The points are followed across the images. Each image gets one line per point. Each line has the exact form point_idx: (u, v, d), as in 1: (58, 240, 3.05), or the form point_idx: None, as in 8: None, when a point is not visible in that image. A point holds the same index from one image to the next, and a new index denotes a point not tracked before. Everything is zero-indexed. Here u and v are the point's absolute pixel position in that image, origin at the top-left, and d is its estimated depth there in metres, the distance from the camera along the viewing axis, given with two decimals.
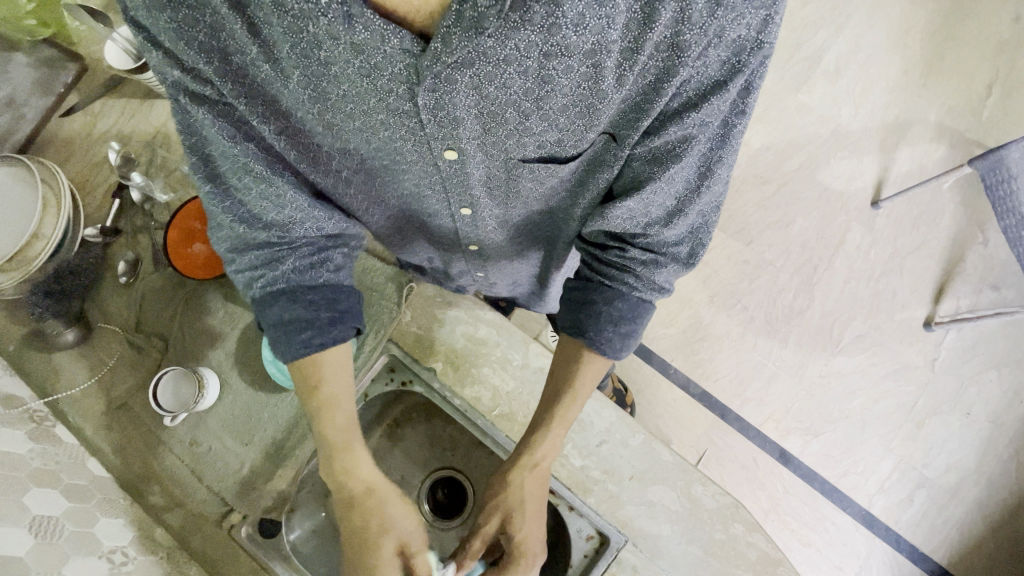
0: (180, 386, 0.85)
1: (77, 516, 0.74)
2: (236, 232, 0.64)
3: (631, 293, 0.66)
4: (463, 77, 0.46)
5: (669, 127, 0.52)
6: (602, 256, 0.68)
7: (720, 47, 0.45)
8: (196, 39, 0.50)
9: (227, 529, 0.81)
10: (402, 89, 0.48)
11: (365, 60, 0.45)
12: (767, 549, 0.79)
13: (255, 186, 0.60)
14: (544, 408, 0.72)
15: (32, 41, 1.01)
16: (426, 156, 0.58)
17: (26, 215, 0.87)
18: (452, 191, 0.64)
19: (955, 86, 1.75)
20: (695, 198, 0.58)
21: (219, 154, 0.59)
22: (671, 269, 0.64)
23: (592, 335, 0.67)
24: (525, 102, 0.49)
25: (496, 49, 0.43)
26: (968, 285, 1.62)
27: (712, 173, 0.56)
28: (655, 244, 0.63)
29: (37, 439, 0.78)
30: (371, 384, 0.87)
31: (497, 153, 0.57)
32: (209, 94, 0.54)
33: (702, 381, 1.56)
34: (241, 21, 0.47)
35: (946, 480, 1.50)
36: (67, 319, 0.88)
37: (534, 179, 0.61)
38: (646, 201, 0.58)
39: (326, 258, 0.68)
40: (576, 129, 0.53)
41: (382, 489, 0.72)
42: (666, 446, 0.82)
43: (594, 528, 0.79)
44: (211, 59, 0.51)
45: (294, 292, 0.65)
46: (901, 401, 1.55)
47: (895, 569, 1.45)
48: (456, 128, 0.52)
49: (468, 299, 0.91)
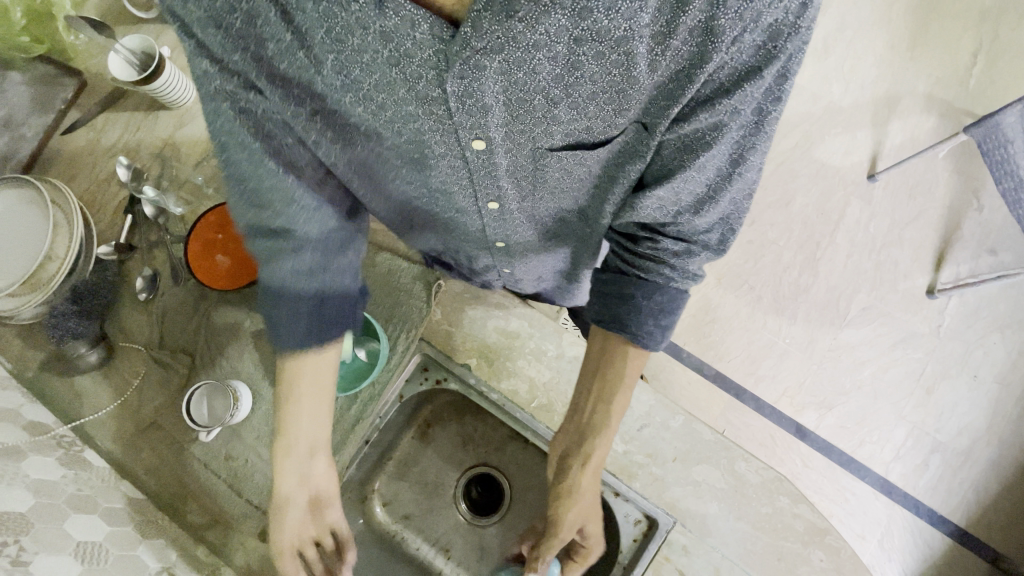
0: (213, 401, 0.83)
1: (119, 539, 0.72)
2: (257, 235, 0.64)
3: (670, 284, 0.66)
4: (492, 65, 0.43)
5: (699, 113, 0.49)
6: (631, 248, 0.67)
7: (756, 32, 0.42)
8: (234, 25, 0.48)
9: (271, 543, 0.80)
10: (430, 75, 0.46)
11: (393, 47, 0.44)
12: (813, 519, 0.80)
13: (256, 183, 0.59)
14: (594, 408, 0.71)
15: (28, 59, 0.99)
16: (453, 148, 0.56)
17: (39, 238, 0.85)
18: (479, 185, 0.61)
19: (941, 57, 1.78)
20: (726, 186, 0.57)
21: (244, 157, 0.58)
22: (705, 256, 0.64)
23: (634, 330, 0.67)
24: (554, 89, 0.47)
25: (526, 35, 0.40)
26: (966, 251, 1.66)
27: (745, 159, 0.54)
28: (687, 231, 0.62)
29: (68, 465, 0.76)
30: (405, 384, 0.88)
31: (524, 142, 0.54)
32: (239, 83, 0.53)
33: (715, 362, 1.57)
34: (275, 10, 0.45)
35: (959, 443, 1.54)
36: (87, 339, 0.86)
37: (563, 168, 0.59)
38: (677, 188, 0.56)
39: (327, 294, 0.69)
40: (607, 114, 0.51)
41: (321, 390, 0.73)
42: (707, 426, 0.83)
43: (642, 511, 0.79)
44: (245, 46, 0.49)
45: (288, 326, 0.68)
46: (910, 369, 1.58)
47: (916, 533, 1.48)
48: (484, 116, 0.49)
49: (496, 293, 0.92)
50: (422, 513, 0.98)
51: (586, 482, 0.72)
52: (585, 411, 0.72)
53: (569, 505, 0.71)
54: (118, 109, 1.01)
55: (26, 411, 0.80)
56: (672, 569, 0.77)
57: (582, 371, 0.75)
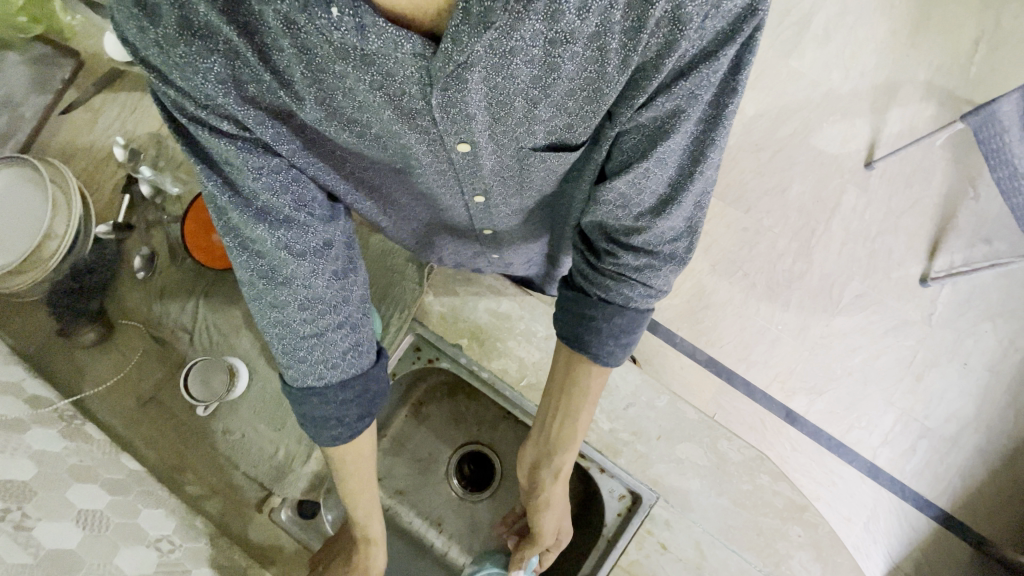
0: (209, 376, 0.87)
1: (120, 507, 0.73)
2: (271, 296, 0.60)
3: (630, 305, 0.65)
4: (473, 75, 0.45)
5: (656, 98, 0.48)
6: (597, 263, 0.66)
7: (717, 18, 0.42)
8: (212, 71, 0.46)
9: (267, 513, 0.84)
10: (415, 91, 0.48)
11: (375, 71, 0.46)
12: (793, 496, 0.82)
13: (270, 237, 0.56)
14: (560, 425, 0.75)
15: (25, 38, 1.00)
16: (439, 151, 0.58)
17: (39, 215, 0.87)
18: (464, 181, 0.64)
19: (941, 45, 1.77)
20: (687, 184, 0.55)
21: (246, 204, 0.55)
22: (668, 270, 0.62)
23: (595, 350, 0.67)
24: (533, 90, 0.49)
25: (503, 41, 0.42)
26: (961, 240, 1.66)
27: (705, 157, 0.53)
28: (653, 241, 0.60)
29: (70, 437, 0.77)
30: (398, 363, 0.90)
31: (507, 144, 0.57)
32: (229, 129, 0.50)
33: (708, 348, 1.59)
34: (251, 47, 0.45)
35: (947, 429, 1.56)
36: (88, 318, 0.89)
37: (547, 167, 0.61)
38: (638, 181, 0.54)
39: (358, 338, 0.65)
40: (586, 114, 0.52)
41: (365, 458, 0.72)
42: (691, 405, 0.85)
43: (626, 487, 0.82)
44: (228, 88, 0.48)
45: (326, 392, 0.64)
46: (901, 356, 1.60)
47: (901, 516, 1.51)
48: (469, 122, 0.51)
49: (489, 276, 0.94)
50: (415, 488, 1.01)
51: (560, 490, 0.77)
52: (551, 427, 0.76)
53: (548, 516, 0.78)
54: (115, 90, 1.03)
55: (28, 384, 0.80)
56: (654, 542, 0.80)
57: (547, 383, 0.77)
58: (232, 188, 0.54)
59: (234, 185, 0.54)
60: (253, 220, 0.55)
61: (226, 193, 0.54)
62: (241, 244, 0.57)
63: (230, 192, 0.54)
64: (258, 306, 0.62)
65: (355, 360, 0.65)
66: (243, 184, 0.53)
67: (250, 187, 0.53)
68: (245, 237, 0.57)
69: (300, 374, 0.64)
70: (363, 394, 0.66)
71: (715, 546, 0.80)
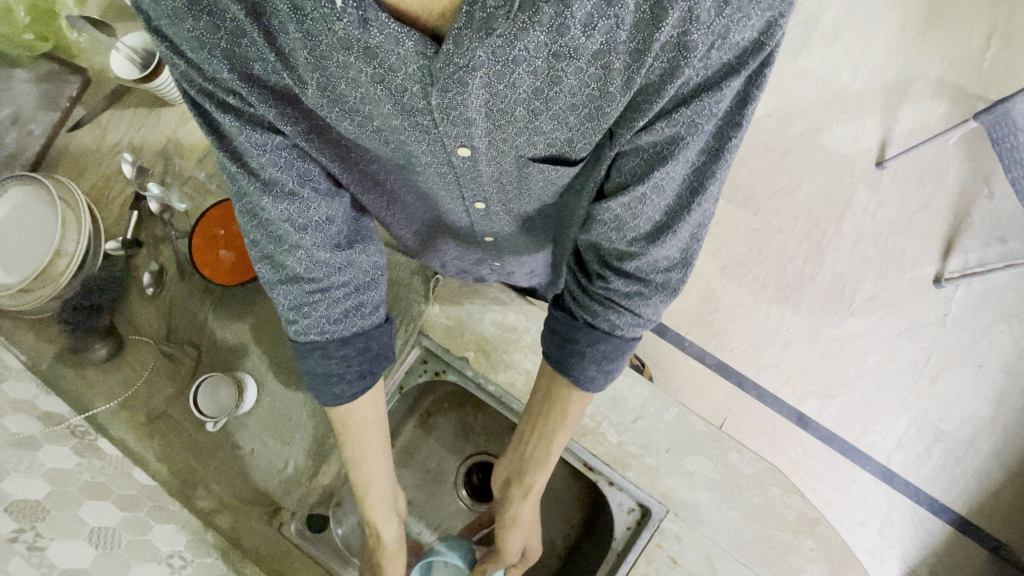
0: (218, 391, 0.87)
1: (132, 524, 0.74)
2: (280, 262, 0.63)
3: (614, 334, 0.67)
4: (475, 80, 0.44)
5: (656, 123, 0.48)
6: (587, 286, 0.67)
7: (723, 50, 0.42)
8: (218, 47, 0.47)
9: (277, 527, 0.85)
10: (416, 88, 0.47)
11: (378, 64, 0.45)
12: (805, 509, 0.81)
13: (274, 207, 0.58)
14: (535, 446, 0.77)
15: (33, 57, 1.01)
16: (439, 154, 0.58)
17: (50, 234, 0.88)
18: (465, 185, 0.64)
19: (953, 41, 1.74)
20: (683, 215, 0.55)
21: (253, 175, 0.57)
22: (658, 299, 0.63)
23: (577, 374, 0.69)
24: (534, 99, 0.48)
25: (506, 50, 0.41)
26: (975, 239, 1.63)
27: (703, 189, 0.53)
28: (645, 269, 0.60)
29: (83, 453, 0.78)
30: (405, 375, 0.90)
31: (506, 151, 0.56)
32: (235, 104, 0.52)
33: (717, 352, 1.57)
34: (258, 28, 0.45)
35: (962, 432, 1.54)
36: (98, 333, 0.89)
37: (545, 178, 0.61)
38: (633, 206, 0.54)
39: (362, 300, 0.67)
40: (587, 130, 0.52)
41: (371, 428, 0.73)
42: (700, 417, 0.84)
43: (635, 500, 0.82)
44: (233, 66, 0.49)
45: (328, 347, 0.66)
46: (915, 358, 1.57)
47: (916, 521, 1.49)
48: (468, 127, 0.51)
49: (494, 288, 0.93)
50: (423, 500, 1.01)
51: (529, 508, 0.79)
52: (527, 445, 0.78)
53: (514, 534, 0.79)
54: (122, 107, 1.04)
55: (42, 401, 0.80)
56: (664, 556, 0.79)
57: (528, 404, 0.79)
58: (242, 162, 0.57)
59: (243, 159, 0.57)
60: (259, 190, 0.57)
61: (236, 163, 0.57)
62: (251, 207, 0.60)
63: (239, 163, 0.57)
64: (263, 263, 0.64)
65: (358, 319, 0.67)
66: (250, 158, 0.56)
67: (255, 161, 0.56)
68: (253, 205, 0.59)
69: (305, 329, 0.66)
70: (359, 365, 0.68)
71: (726, 560, 0.79)
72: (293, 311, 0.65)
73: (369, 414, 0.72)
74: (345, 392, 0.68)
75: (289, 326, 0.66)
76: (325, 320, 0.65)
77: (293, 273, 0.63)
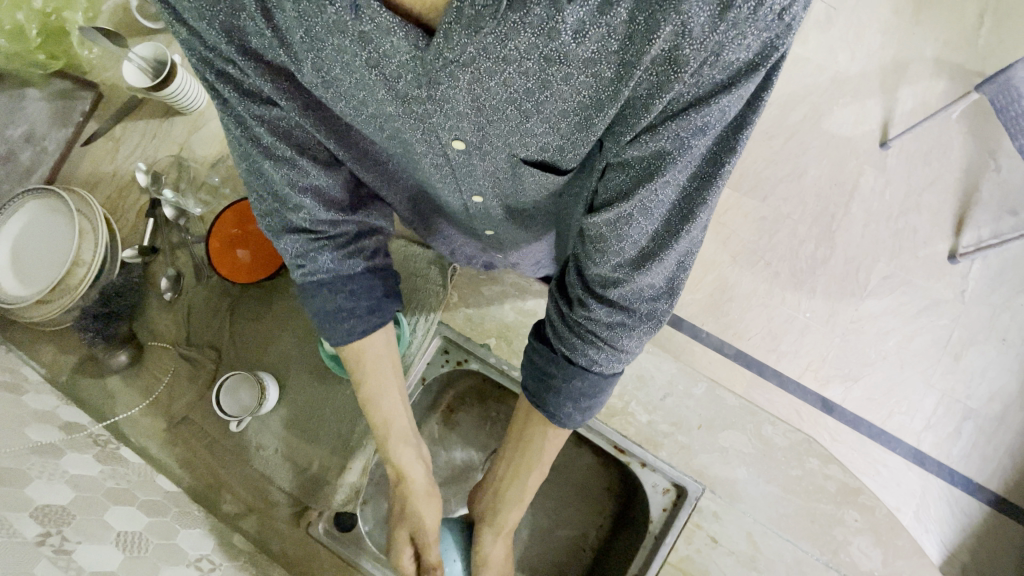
0: (241, 393, 0.87)
1: (158, 528, 0.72)
2: (280, 218, 0.65)
3: (593, 369, 0.65)
4: (465, 74, 0.44)
5: (641, 136, 0.47)
6: (568, 315, 0.65)
7: (716, 68, 0.41)
8: (217, 18, 0.47)
9: (304, 527, 0.81)
10: (409, 77, 0.47)
11: (371, 50, 0.44)
12: (845, 479, 0.79)
13: (276, 171, 0.60)
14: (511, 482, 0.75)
15: (44, 75, 1.04)
16: (434, 146, 0.58)
17: (68, 245, 0.89)
18: (462, 178, 0.65)
19: (947, 20, 1.76)
20: (670, 244, 0.54)
21: (256, 142, 0.59)
22: (641, 332, 0.61)
23: (553, 410, 0.68)
24: (525, 102, 0.48)
25: (496, 47, 0.41)
26: (986, 213, 1.63)
27: (692, 216, 0.52)
28: (628, 297, 0.59)
29: (105, 461, 0.77)
30: (427, 367, 0.88)
31: (499, 149, 0.56)
32: (235, 75, 0.54)
33: (736, 341, 1.54)
34: (256, 5, 0.45)
35: (991, 409, 1.50)
36: (118, 340, 0.89)
37: (537, 181, 0.61)
38: (618, 225, 0.53)
39: (362, 246, 0.69)
40: (577, 140, 0.52)
41: (383, 363, 0.73)
42: (730, 391, 0.84)
43: (670, 480, 0.78)
44: (231, 39, 0.49)
45: (335, 282, 0.67)
46: (936, 336, 1.55)
47: (953, 503, 1.44)
48: (460, 119, 0.51)
49: (513, 275, 0.97)
50: (450, 498, 0.98)
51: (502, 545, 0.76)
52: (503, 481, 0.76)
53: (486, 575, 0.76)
54: (136, 119, 1.07)
55: (61, 412, 0.80)
56: (704, 536, 0.76)
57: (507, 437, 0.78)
58: (245, 128, 0.58)
59: (247, 125, 0.58)
60: (262, 155, 0.60)
61: (239, 127, 0.58)
62: (252, 168, 0.62)
63: (242, 129, 0.58)
64: (270, 217, 0.65)
65: (361, 260, 0.69)
66: (251, 125, 0.57)
67: (257, 130, 0.58)
68: (255, 167, 0.61)
69: (309, 271, 0.66)
70: None
71: (769, 537, 0.76)
72: (294, 263, 0.67)
73: (383, 350, 0.73)
74: (355, 328, 0.69)
75: (295, 277, 0.68)
76: (326, 265, 0.66)
77: (294, 224, 0.65)
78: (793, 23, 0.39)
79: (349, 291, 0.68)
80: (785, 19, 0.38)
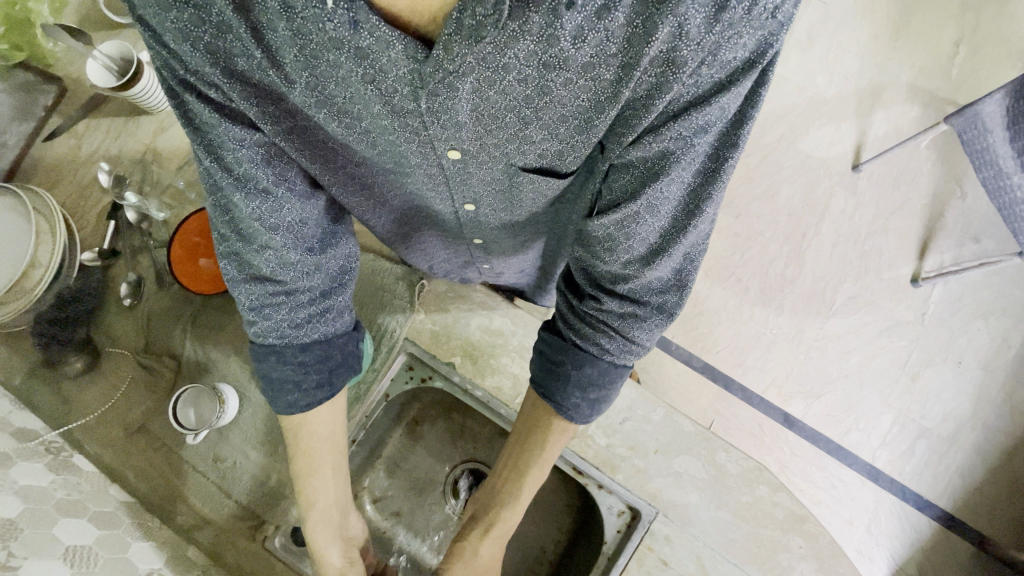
0: (201, 406, 0.86)
1: (109, 542, 0.70)
2: (240, 257, 0.62)
3: (604, 357, 0.66)
4: (465, 85, 0.44)
5: (645, 138, 0.47)
6: (578, 306, 0.66)
7: (713, 68, 0.42)
8: (201, 39, 0.46)
9: (259, 541, 0.81)
10: (406, 90, 0.46)
11: (368, 65, 0.44)
12: (793, 507, 0.82)
13: (248, 205, 0.57)
14: (512, 478, 0.76)
15: (7, 66, 1.02)
16: (430, 158, 0.57)
17: (19, 244, 0.85)
18: (455, 189, 0.64)
19: (923, 47, 1.80)
20: (677, 237, 0.55)
21: (227, 171, 0.56)
22: (653, 324, 0.62)
23: (561, 401, 0.68)
24: (525, 109, 0.47)
25: (496, 57, 0.41)
26: (950, 239, 1.68)
27: (700, 211, 0.53)
28: (638, 289, 0.60)
29: (57, 470, 0.74)
30: (390, 384, 0.89)
31: (497, 158, 0.55)
32: (216, 97, 0.51)
33: (704, 354, 1.57)
34: (246, 25, 0.44)
35: (944, 429, 1.56)
36: (75, 346, 0.89)
37: (535, 188, 0.61)
38: (626, 224, 0.53)
39: (328, 305, 0.67)
40: (577, 144, 0.52)
41: (314, 436, 0.71)
42: (687, 418, 0.86)
43: (625, 503, 0.80)
44: (216, 61, 0.48)
45: (284, 351, 0.65)
46: (896, 356, 1.60)
47: (903, 518, 1.50)
48: (458, 131, 0.51)
49: (480, 293, 0.98)
50: (412, 510, 0.98)
51: (488, 550, 0.76)
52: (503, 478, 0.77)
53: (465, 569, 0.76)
54: (100, 117, 1.06)
55: (14, 417, 0.77)
56: (655, 559, 0.78)
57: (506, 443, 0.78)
58: (216, 156, 0.56)
59: (219, 155, 0.56)
60: (232, 187, 0.56)
61: (210, 157, 0.56)
62: (220, 201, 0.59)
63: (214, 159, 0.56)
64: (229, 260, 0.62)
65: (322, 325, 0.67)
66: (225, 153, 0.55)
67: (231, 157, 0.55)
68: (225, 202, 0.59)
69: (263, 332, 0.65)
70: (323, 360, 0.67)
71: (717, 561, 0.79)
72: (247, 316, 0.65)
73: (324, 427, 0.71)
74: (298, 400, 0.67)
75: (247, 327, 0.66)
76: (279, 321, 0.64)
77: (255, 272, 0.62)
78: (785, 21, 0.40)
79: (300, 361, 0.66)
80: (777, 18, 0.40)
